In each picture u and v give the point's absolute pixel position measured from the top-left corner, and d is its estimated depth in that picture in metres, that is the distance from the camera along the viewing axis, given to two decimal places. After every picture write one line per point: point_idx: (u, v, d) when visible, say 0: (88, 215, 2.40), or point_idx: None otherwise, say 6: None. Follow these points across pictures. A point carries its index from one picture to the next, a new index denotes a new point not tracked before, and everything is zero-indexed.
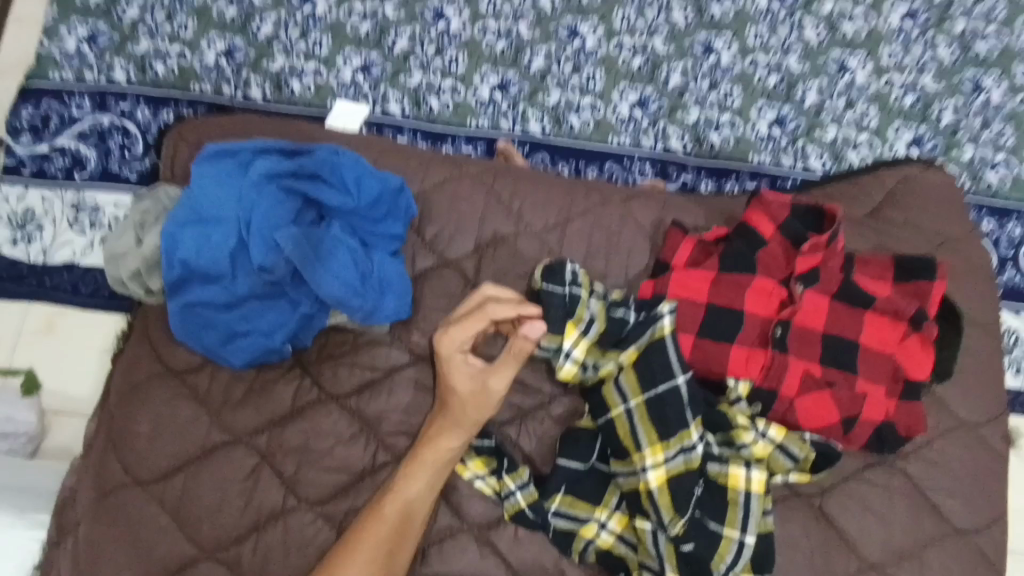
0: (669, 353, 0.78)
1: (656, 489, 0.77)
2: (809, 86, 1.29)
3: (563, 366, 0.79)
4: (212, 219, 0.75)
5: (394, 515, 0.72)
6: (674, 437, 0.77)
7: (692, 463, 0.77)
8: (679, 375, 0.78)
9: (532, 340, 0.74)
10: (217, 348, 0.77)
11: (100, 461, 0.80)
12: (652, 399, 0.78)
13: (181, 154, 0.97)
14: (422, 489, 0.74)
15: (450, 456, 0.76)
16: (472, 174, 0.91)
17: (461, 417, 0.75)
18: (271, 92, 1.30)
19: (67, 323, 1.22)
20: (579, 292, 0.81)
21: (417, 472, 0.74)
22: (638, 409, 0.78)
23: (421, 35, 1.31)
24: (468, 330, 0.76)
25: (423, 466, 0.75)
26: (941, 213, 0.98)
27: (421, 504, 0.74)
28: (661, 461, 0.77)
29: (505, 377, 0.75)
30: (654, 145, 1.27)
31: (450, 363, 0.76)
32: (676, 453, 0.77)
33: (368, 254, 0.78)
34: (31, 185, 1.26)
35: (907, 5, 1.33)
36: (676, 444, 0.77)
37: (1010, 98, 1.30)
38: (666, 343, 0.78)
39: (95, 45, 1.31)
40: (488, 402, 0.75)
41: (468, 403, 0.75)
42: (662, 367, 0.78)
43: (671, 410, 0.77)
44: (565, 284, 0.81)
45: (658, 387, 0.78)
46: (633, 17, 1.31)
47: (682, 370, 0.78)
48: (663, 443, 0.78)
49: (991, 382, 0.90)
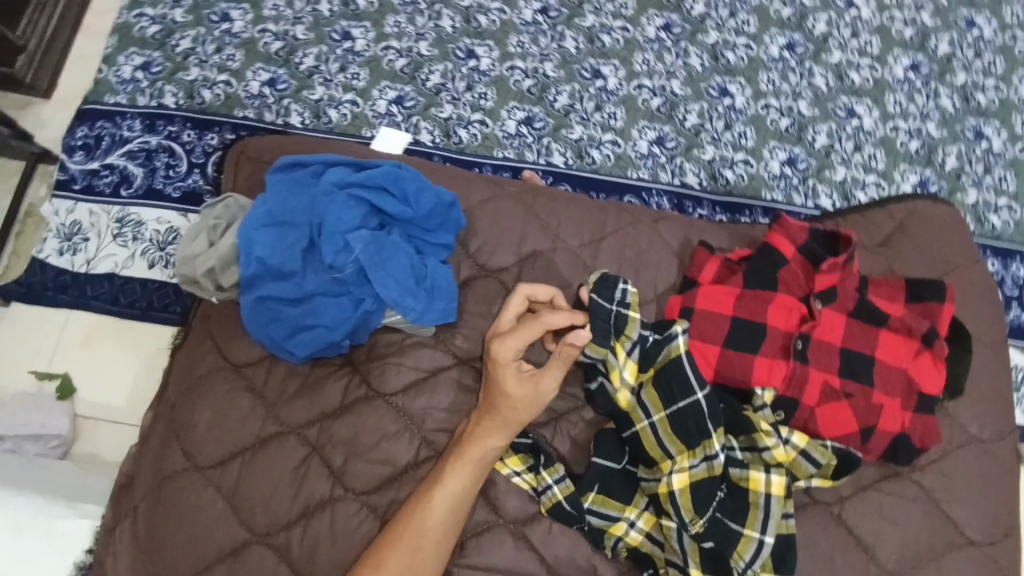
0: (686, 371, 0.83)
1: (678, 491, 0.81)
2: (819, 129, 1.38)
3: (619, 392, 0.84)
4: (288, 223, 0.83)
5: (436, 508, 0.76)
6: (698, 446, 0.82)
7: (714, 471, 0.82)
8: (698, 392, 0.82)
9: (579, 348, 0.80)
10: (282, 341, 0.83)
11: (163, 446, 0.86)
12: (672, 414, 0.83)
13: (240, 170, 1.05)
14: (462, 485, 0.78)
15: (490, 452, 0.79)
16: (512, 195, 0.99)
17: (502, 414, 0.79)
18: (310, 119, 1.39)
19: (106, 331, 1.28)
20: (626, 312, 0.87)
21: (458, 468, 0.78)
22: (661, 423, 0.83)
23: (453, 72, 1.41)
24: (523, 337, 0.81)
25: (468, 464, 0.78)
26: (948, 243, 1.05)
27: (460, 498, 0.77)
28: (686, 466, 0.82)
29: (555, 380, 0.80)
30: (672, 179, 1.35)
31: (501, 362, 0.81)
32: (701, 460, 0.82)
33: (422, 260, 0.85)
34: (80, 200, 1.34)
35: (910, 58, 1.44)
36: (699, 452, 0.82)
37: (1010, 147, 1.39)
38: (682, 360, 0.83)
39: (148, 72, 1.42)
40: (538, 402, 0.80)
41: (515, 400, 0.79)
42: (680, 382, 0.83)
43: (691, 419, 0.82)
44: (614, 302, 0.87)
45: (679, 403, 0.83)
46: (652, 61, 1.42)
47: (699, 387, 0.82)
48: (688, 449, 0.83)
49: (1000, 401, 0.95)
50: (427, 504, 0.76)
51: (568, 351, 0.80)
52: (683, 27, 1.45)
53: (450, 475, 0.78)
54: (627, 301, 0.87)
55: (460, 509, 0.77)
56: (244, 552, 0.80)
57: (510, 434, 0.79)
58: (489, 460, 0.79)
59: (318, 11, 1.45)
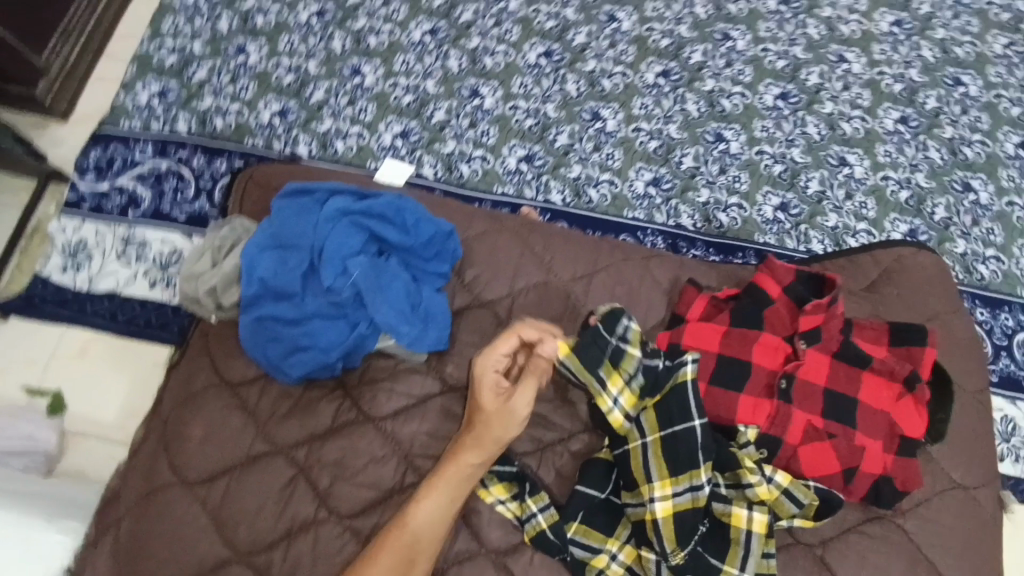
0: (689, 398, 0.84)
1: (661, 520, 0.81)
2: (811, 176, 1.43)
3: (610, 414, 0.85)
4: (290, 246, 0.85)
5: (411, 526, 0.76)
6: (683, 474, 0.82)
7: (699, 501, 0.81)
8: (696, 418, 0.83)
9: (548, 358, 0.85)
10: (278, 361, 0.84)
11: (152, 460, 0.87)
12: (668, 436, 0.84)
13: (247, 195, 1.09)
14: (441, 504, 0.78)
15: (471, 472, 0.80)
16: (509, 228, 1.02)
17: (483, 434, 0.80)
18: (317, 150, 1.44)
19: (101, 349, 1.29)
20: (625, 347, 0.87)
21: (437, 488, 0.79)
22: (655, 445, 0.84)
23: (457, 109, 1.47)
24: (501, 348, 0.83)
25: (445, 480, 0.79)
26: (932, 291, 1.08)
27: (442, 516, 0.78)
28: (669, 494, 0.82)
29: (528, 398, 0.81)
30: (667, 220, 1.39)
31: (485, 381, 0.82)
32: (685, 489, 0.82)
33: (419, 287, 0.88)
34: (88, 219, 1.37)
35: (899, 112, 1.50)
36: (685, 480, 0.82)
37: (998, 200, 1.43)
38: (687, 387, 0.85)
39: (164, 99, 1.47)
40: (512, 420, 0.80)
41: (493, 421, 0.80)
42: (681, 409, 0.84)
43: (683, 447, 0.83)
44: (614, 336, 0.87)
45: (675, 425, 0.84)
46: (650, 105, 1.48)
47: (698, 414, 0.84)
48: (672, 477, 0.83)
49: (982, 448, 0.96)
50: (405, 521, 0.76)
51: (540, 362, 0.85)
52: (681, 74, 1.51)
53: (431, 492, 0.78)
54: (630, 334, 0.87)
55: (439, 527, 0.78)
56: (224, 571, 0.80)
57: (488, 453, 0.80)
58: (470, 482, 0.81)
59: (331, 48, 1.52)
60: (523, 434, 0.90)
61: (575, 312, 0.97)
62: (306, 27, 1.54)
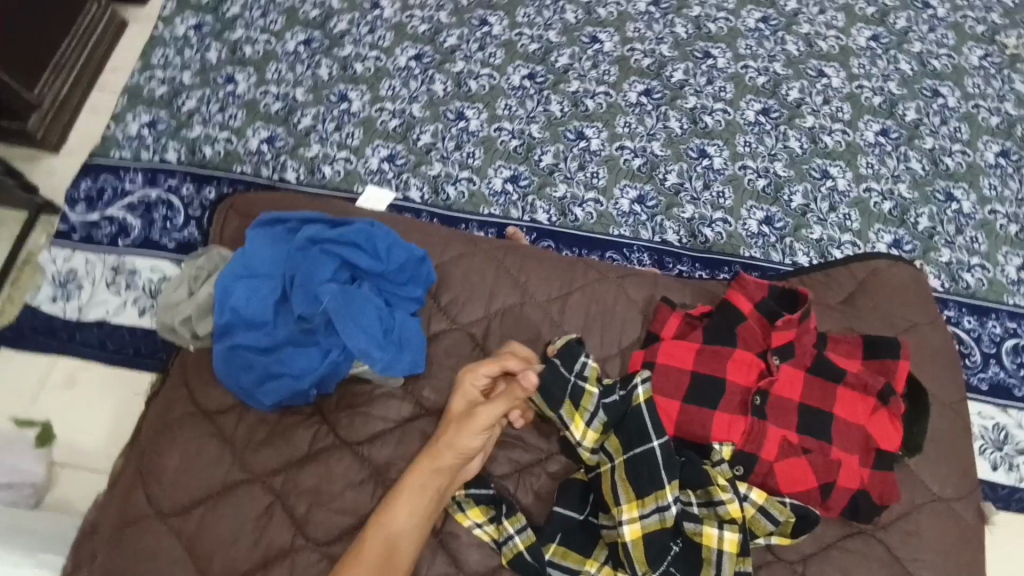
0: (647, 421, 0.85)
1: (631, 543, 0.81)
2: (794, 190, 1.44)
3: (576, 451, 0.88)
4: (263, 276, 0.87)
5: (384, 534, 0.77)
6: (649, 496, 0.83)
7: (666, 522, 0.82)
8: (655, 439, 0.84)
9: (527, 389, 0.85)
10: (252, 389, 0.85)
11: (128, 492, 0.87)
12: (631, 459, 0.85)
13: (229, 224, 1.09)
14: (410, 514, 0.79)
15: (425, 482, 0.80)
16: (484, 250, 1.03)
17: (451, 444, 0.81)
18: (305, 175, 1.45)
19: (90, 377, 1.30)
20: (583, 384, 0.89)
21: (404, 499, 0.79)
22: (621, 468, 0.85)
23: (443, 132, 1.49)
24: (483, 369, 0.86)
25: (409, 492, 0.79)
26: (907, 302, 1.08)
27: (414, 525, 0.79)
28: (637, 517, 0.82)
29: (497, 410, 0.84)
30: (652, 236, 1.40)
31: (464, 393, 0.85)
32: (652, 511, 0.82)
33: (392, 312, 0.89)
34: (78, 249, 1.39)
35: (880, 124, 1.52)
36: (652, 502, 0.82)
37: (980, 208, 1.44)
38: (643, 411, 0.86)
39: (154, 130, 1.50)
40: (473, 424, 0.82)
41: (460, 429, 0.82)
42: (640, 431, 0.85)
43: (645, 469, 0.83)
44: (573, 372, 0.89)
45: (636, 448, 0.85)
46: (634, 123, 1.50)
47: (658, 435, 0.85)
48: (639, 499, 0.83)
49: (962, 460, 0.96)
50: (378, 530, 0.77)
51: (517, 393, 0.86)
52: (663, 92, 1.54)
53: (401, 500, 0.79)
54: (589, 369, 0.90)
55: (411, 534, 0.79)
56: None
57: (441, 461, 0.81)
58: (429, 491, 0.80)
59: (318, 75, 1.55)
60: (500, 456, 0.91)
61: (551, 334, 0.98)
62: (293, 55, 1.57)
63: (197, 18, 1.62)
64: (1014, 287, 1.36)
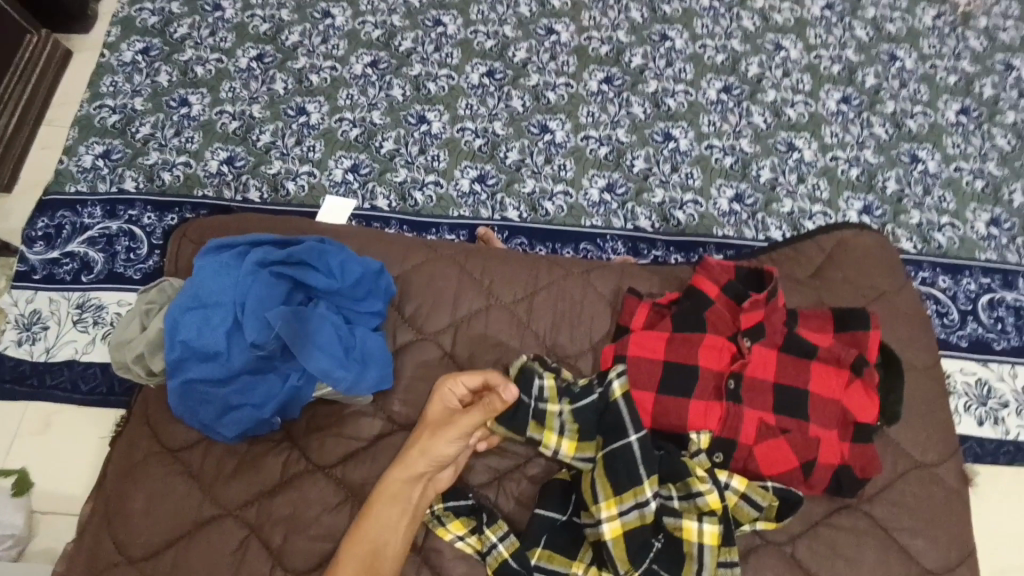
0: (624, 414, 0.85)
1: (611, 542, 0.81)
2: (762, 165, 1.44)
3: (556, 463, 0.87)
4: (212, 304, 0.84)
5: (363, 550, 0.76)
6: (627, 492, 0.82)
7: (646, 518, 0.82)
8: (632, 434, 0.84)
9: (506, 402, 0.83)
10: (212, 423, 0.84)
11: (96, 540, 0.85)
12: (609, 455, 0.84)
13: (183, 251, 1.07)
14: (387, 528, 0.78)
15: (399, 492, 0.80)
16: (446, 256, 1.01)
17: (425, 451, 0.81)
18: (268, 193, 1.42)
19: (63, 420, 1.23)
20: (543, 404, 0.87)
21: (380, 512, 0.78)
22: (599, 466, 0.85)
23: (405, 137, 1.46)
24: (464, 379, 0.84)
25: (382, 504, 0.79)
26: (875, 269, 1.08)
27: (394, 535, 0.78)
28: (616, 515, 0.82)
29: (471, 421, 0.83)
30: (625, 224, 1.38)
31: (441, 397, 0.84)
32: (631, 507, 0.82)
33: (351, 329, 0.88)
34: (40, 289, 1.33)
35: (841, 92, 1.52)
36: (630, 498, 0.82)
37: (946, 167, 1.44)
38: (620, 405, 0.86)
39: (109, 160, 1.45)
40: (446, 431, 0.82)
41: (437, 437, 0.82)
42: (617, 428, 0.85)
43: (621, 464, 0.83)
44: (531, 394, 0.87)
45: (613, 443, 0.85)
46: (597, 112, 1.49)
47: (635, 430, 0.84)
48: (617, 497, 0.82)
49: (940, 423, 0.96)
50: (355, 544, 0.76)
51: (500, 404, 0.83)
52: (624, 78, 1.52)
53: (375, 512, 0.78)
54: (544, 386, 0.88)
55: (393, 542, 0.78)
56: None
57: (412, 468, 0.81)
58: (401, 503, 0.80)
59: (273, 90, 1.52)
60: (479, 465, 0.89)
61: (520, 336, 0.96)
62: (246, 72, 1.54)
63: (144, 42, 1.58)
64: (985, 243, 1.37)
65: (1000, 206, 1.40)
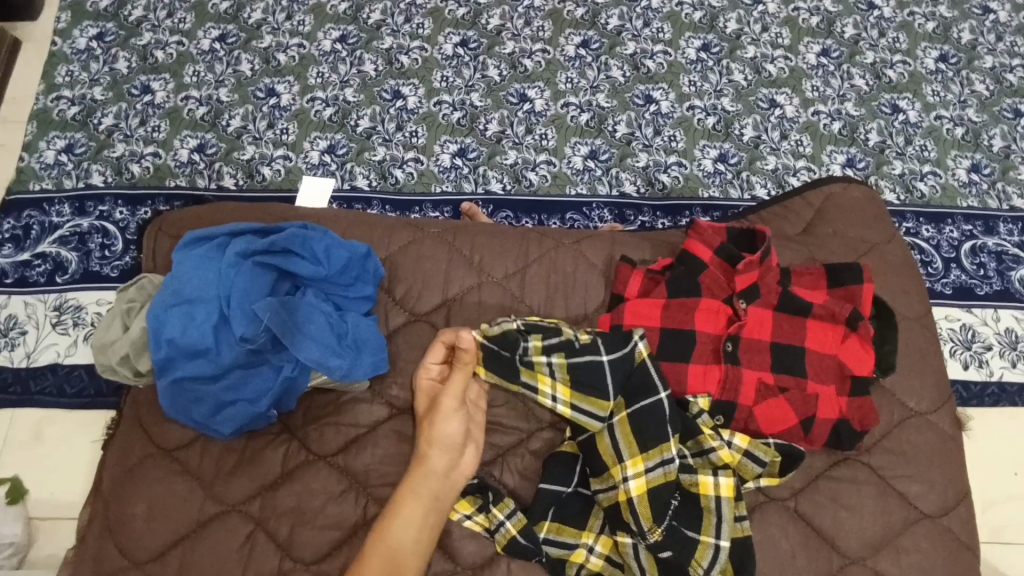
0: (652, 373, 0.85)
1: (636, 499, 0.81)
2: (745, 123, 1.42)
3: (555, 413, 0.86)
4: (195, 299, 0.82)
5: (385, 544, 0.74)
6: (653, 450, 0.83)
7: (670, 475, 0.82)
8: (662, 392, 0.84)
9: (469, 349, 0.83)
10: (207, 421, 0.82)
11: (99, 547, 0.83)
12: (635, 412, 0.84)
13: (161, 246, 1.03)
14: (412, 524, 0.76)
15: (416, 489, 0.78)
16: (433, 235, 0.99)
17: (437, 441, 0.80)
18: (244, 180, 1.37)
19: (52, 425, 1.19)
20: (533, 360, 0.86)
21: (404, 507, 0.77)
22: (621, 423, 0.84)
23: (381, 114, 1.42)
24: (432, 357, 0.85)
25: (403, 502, 0.77)
26: (864, 221, 1.08)
27: (416, 529, 0.76)
28: (642, 471, 0.82)
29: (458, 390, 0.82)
30: (610, 190, 1.36)
31: (422, 389, 0.84)
32: (656, 464, 0.82)
33: (342, 315, 0.86)
34: (13, 293, 1.28)
35: (820, 45, 1.49)
36: (656, 456, 0.83)
37: (926, 116, 1.43)
38: (648, 366, 0.85)
39: (73, 154, 1.39)
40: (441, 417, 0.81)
41: (443, 423, 0.81)
42: (644, 386, 0.85)
43: (644, 424, 0.83)
44: (518, 351, 0.86)
45: (641, 401, 0.84)
46: (576, 78, 1.45)
47: (664, 388, 0.84)
48: (644, 454, 0.83)
49: (933, 370, 0.97)
50: (380, 545, 0.74)
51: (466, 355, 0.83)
52: (601, 41, 1.48)
53: (396, 510, 0.77)
54: (531, 345, 0.87)
55: (417, 535, 0.76)
56: None
57: (430, 463, 0.79)
58: (425, 497, 0.78)
59: (240, 72, 1.46)
60: (481, 443, 0.89)
61: (514, 311, 0.95)
62: (210, 54, 1.47)
63: (98, 28, 1.50)
64: (966, 190, 1.37)
65: (980, 152, 1.40)
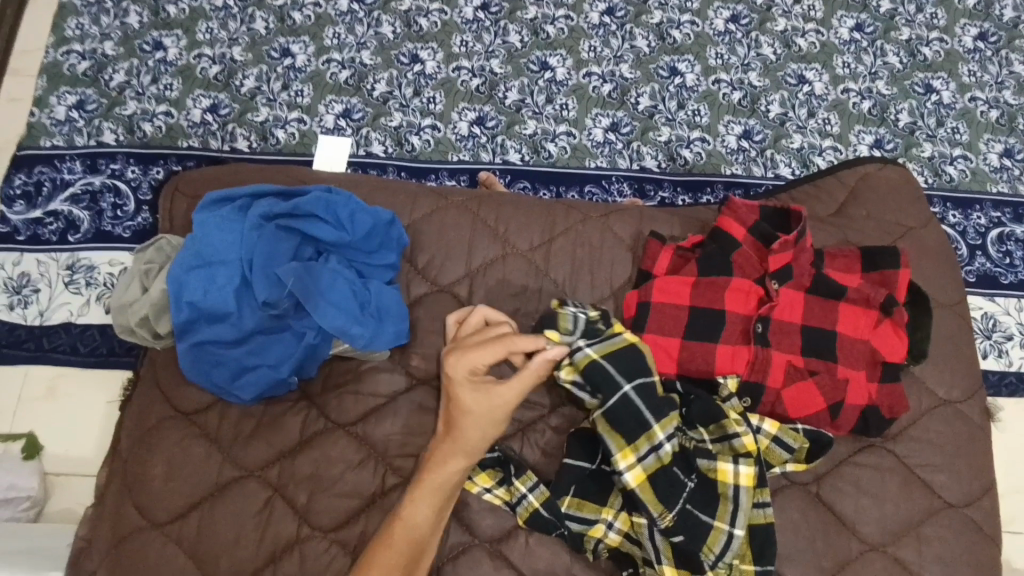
0: (611, 369, 0.81)
1: (637, 489, 0.79)
2: (772, 99, 1.37)
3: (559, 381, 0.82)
4: (217, 262, 0.80)
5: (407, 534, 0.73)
6: (640, 439, 0.80)
7: (664, 459, 0.80)
8: (624, 384, 0.81)
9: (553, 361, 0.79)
10: (227, 385, 0.81)
11: (117, 506, 0.84)
12: (610, 410, 0.80)
13: (178, 206, 1.01)
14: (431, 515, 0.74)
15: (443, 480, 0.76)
16: (458, 203, 0.96)
17: (467, 434, 0.77)
18: (257, 142, 1.34)
19: (64, 383, 1.19)
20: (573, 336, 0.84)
21: (420, 497, 0.75)
22: (603, 420, 0.81)
23: (398, 79, 1.37)
24: (485, 355, 0.78)
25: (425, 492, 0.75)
26: (899, 205, 1.04)
27: (434, 522, 0.75)
28: (634, 462, 0.80)
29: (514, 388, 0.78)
30: (630, 164, 1.32)
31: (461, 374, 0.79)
32: (648, 452, 0.80)
33: (365, 283, 0.84)
34: (26, 251, 1.26)
35: (854, 19, 1.43)
36: (645, 444, 0.80)
37: (961, 97, 1.38)
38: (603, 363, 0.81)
39: (84, 111, 1.35)
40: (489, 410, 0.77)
41: (477, 417, 0.77)
42: (607, 380, 0.81)
43: (628, 416, 0.80)
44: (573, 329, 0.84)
45: (608, 400, 0.80)
46: (599, 46, 1.40)
47: (625, 379, 0.81)
48: (632, 445, 0.80)
49: (965, 360, 0.95)
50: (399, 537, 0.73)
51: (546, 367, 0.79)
52: (627, 9, 1.42)
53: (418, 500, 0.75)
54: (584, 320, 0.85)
55: (434, 529, 0.75)
56: None
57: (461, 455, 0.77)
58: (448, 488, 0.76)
59: (253, 30, 1.41)
60: None
61: (538, 285, 0.93)
62: (223, 10, 1.42)
63: None
64: (997, 175, 1.32)
65: (1014, 136, 1.35)
